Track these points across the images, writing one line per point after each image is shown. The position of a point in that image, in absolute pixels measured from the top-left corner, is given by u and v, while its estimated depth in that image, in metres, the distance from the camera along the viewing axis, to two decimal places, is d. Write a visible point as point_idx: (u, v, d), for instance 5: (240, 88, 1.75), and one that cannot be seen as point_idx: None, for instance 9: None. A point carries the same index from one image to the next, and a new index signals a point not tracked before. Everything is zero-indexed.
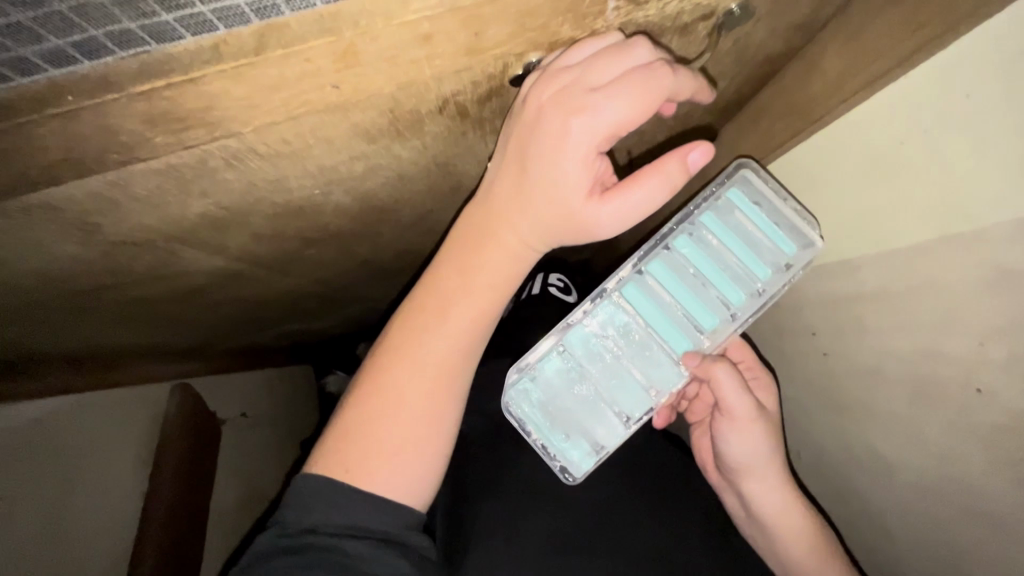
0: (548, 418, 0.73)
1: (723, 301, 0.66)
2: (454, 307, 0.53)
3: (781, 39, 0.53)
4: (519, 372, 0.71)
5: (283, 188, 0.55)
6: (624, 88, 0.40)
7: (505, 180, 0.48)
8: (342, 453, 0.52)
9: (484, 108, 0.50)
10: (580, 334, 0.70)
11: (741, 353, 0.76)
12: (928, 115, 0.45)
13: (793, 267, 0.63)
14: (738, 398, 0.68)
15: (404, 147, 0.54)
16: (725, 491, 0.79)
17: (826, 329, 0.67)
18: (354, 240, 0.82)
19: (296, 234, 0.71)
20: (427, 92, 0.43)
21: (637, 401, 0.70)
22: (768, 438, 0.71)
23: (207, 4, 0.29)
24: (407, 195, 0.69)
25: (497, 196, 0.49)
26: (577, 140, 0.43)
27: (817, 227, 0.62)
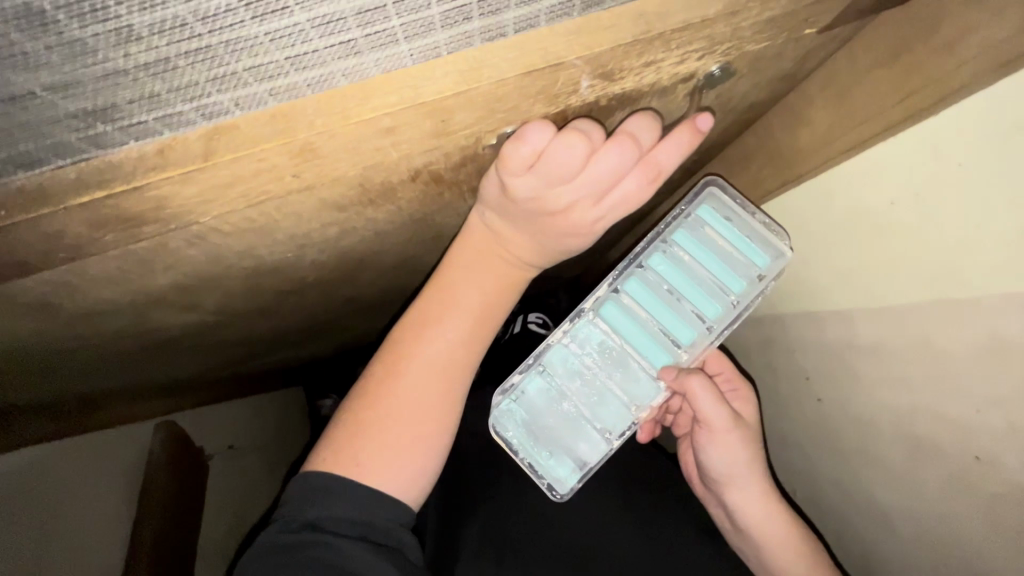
0: (531, 436, 0.70)
1: (698, 314, 0.63)
2: (460, 313, 0.54)
3: (765, 90, 0.52)
4: (502, 395, 0.69)
5: (254, 254, 0.53)
6: (622, 186, 0.46)
7: (510, 232, 0.52)
8: (351, 448, 0.51)
9: (459, 173, 0.48)
10: (558, 353, 0.68)
11: (718, 364, 0.73)
12: (922, 175, 0.43)
13: (765, 278, 0.60)
14: (716, 409, 0.64)
15: (378, 210, 0.52)
16: (711, 503, 0.74)
17: (818, 373, 0.66)
18: (335, 286, 0.80)
19: (274, 287, 0.68)
20: (397, 168, 0.41)
21: (618, 414, 0.69)
22: (748, 447, 0.67)
23: (150, 113, 0.27)
24: (387, 246, 0.66)
25: (502, 232, 0.52)
26: (590, 222, 0.49)
27: (786, 238, 0.60)
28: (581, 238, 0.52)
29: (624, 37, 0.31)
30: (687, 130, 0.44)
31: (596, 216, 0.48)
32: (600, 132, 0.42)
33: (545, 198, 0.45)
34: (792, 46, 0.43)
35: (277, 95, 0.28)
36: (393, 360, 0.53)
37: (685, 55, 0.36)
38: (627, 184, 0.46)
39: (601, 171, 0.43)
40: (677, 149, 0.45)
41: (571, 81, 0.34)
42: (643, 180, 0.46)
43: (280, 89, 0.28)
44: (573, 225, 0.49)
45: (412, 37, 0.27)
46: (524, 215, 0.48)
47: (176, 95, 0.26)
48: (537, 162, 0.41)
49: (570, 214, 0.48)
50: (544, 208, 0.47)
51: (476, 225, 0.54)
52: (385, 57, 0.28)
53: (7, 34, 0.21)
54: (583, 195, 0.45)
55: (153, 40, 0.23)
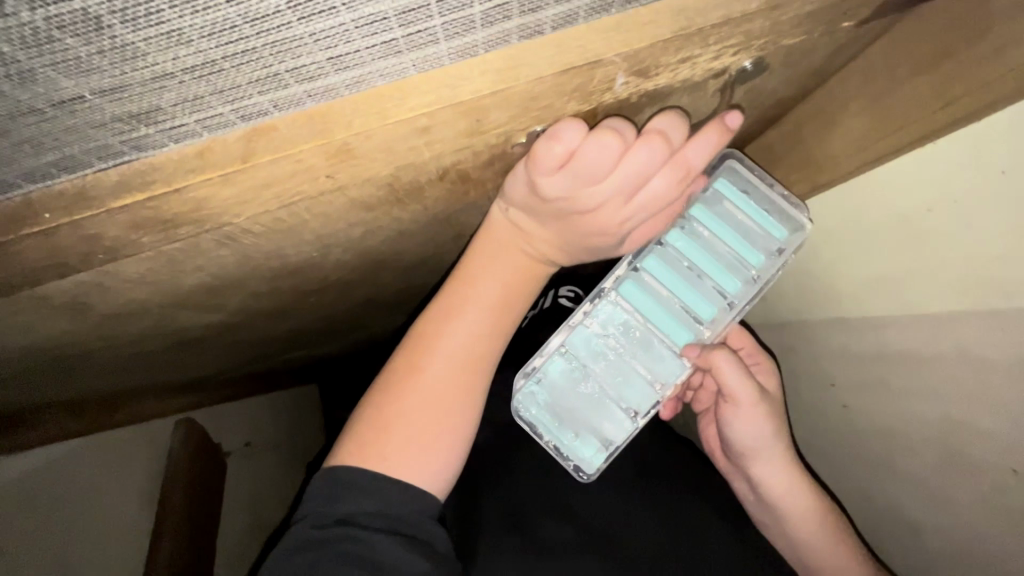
0: (555, 418, 0.71)
1: (719, 291, 0.63)
2: (482, 305, 0.54)
3: (795, 84, 0.51)
4: (526, 377, 0.69)
5: (281, 253, 0.53)
6: (654, 181, 0.45)
7: (534, 229, 0.52)
8: (378, 438, 0.51)
9: (486, 171, 0.48)
10: (580, 333, 0.67)
11: (741, 339, 0.72)
12: (964, 181, 0.43)
13: (785, 251, 0.60)
14: (740, 384, 0.63)
15: (405, 210, 0.51)
16: (736, 477, 0.73)
17: (845, 374, 0.65)
18: (354, 285, 0.80)
19: (297, 287, 0.68)
20: (428, 167, 0.41)
21: (642, 394, 0.68)
22: (772, 420, 0.66)
23: (192, 115, 0.27)
24: (408, 245, 0.66)
25: (522, 227, 0.52)
26: (622, 220, 0.48)
27: (806, 209, 0.59)
28: (606, 239, 0.51)
29: (662, 33, 0.31)
30: (714, 130, 0.44)
31: (622, 218, 0.48)
32: (630, 130, 0.41)
33: (573, 198, 0.45)
34: (828, 39, 0.42)
35: (316, 96, 0.28)
36: (415, 349, 0.53)
37: (721, 50, 0.36)
38: (654, 185, 0.46)
39: (634, 165, 0.42)
40: (703, 150, 0.44)
41: (607, 78, 0.34)
42: (669, 181, 0.46)
43: (319, 91, 0.28)
44: (598, 225, 0.49)
45: (451, 37, 0.27)
46: (552, 214, 0.48)
47: (219, 98, 0.26)
48: (569, 161, 0.41)
49: (596, 215, 0.48)
50: (572, 207, 0.46)
51: (497, 214, 0.54)
52: (424, 58, 0.28)
53: (61, 39, 0.21)
54: (611, 195, 0.45)
55: (202, 46, 0.23)
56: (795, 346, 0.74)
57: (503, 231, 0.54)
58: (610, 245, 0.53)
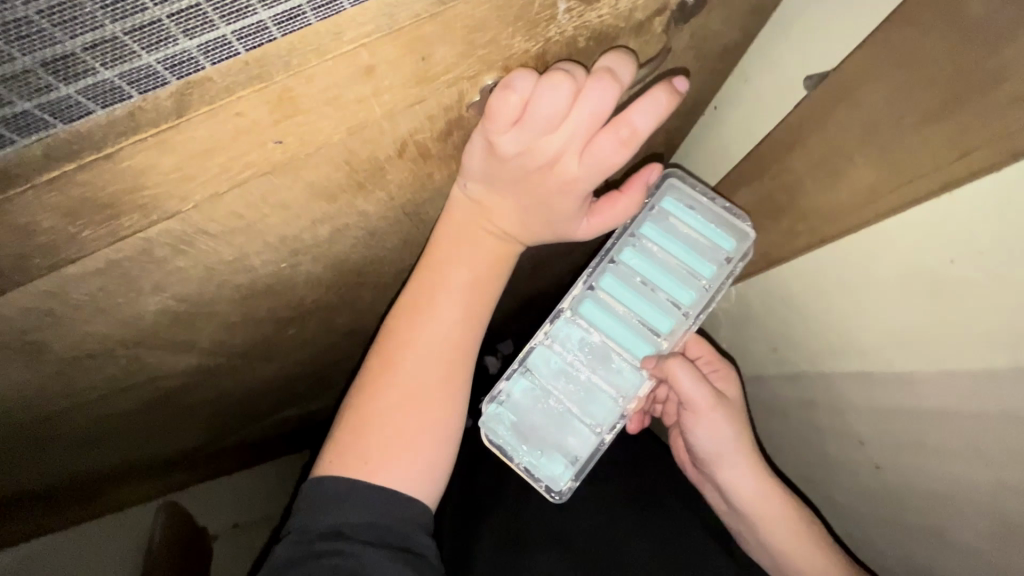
0: (522, 437, 0.70)
1: (673, 302, 0.66)
2: (455, 296, 0.51)
3: (737, 26, 0.52)
4: (490, 400, 0.70)
5: (248, 264, 0.50)
6: (612, 140, 0.44)
7: (496, 205, 0.49)
8: (357, 444, 0.48)
9: (446, 148, 0.47)
10: (541, 352, 0.69)
11: (699, 348, 0.75)
12: (992, 232, 0.39)
13: (732, 260, 0.65)
14: (696, 390, 0.64)
15: (370, 201, 0.50)
16: (705, 485, 0.72)
17: (814, 337, 0.63)
18: (331, 312, 0.77)
19: (270, 315, 0.66)
20: (383, 136, 0.40)
21: (606, 407, 0.69)
22: (734, 423, 0.66)
23: (112, 67, 0.25)
24: (380, 253, 0.64)
25: (485, 208, 0.50)
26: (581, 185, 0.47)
27: (745, 218, 0.65)
28: (565, 209, 0.49)
29: None
30: (665, 89, 0.44)
31: (576, 184, 0.46)
32: (581, 72, 0.41)
33: (529, 157, 0.44)
34: None
35: (246, 41, 0.27)
36: (385, 345, 0.51)
37: None
38: (605, 144, 0.44)
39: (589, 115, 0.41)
40: (657, 110, 0.44)
41: (548, 1, 0.34)
42: (619, 142, 0.44)
43: (248, 34, 0.27)
44: (555, 190, 0.47)
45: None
46: (512, 180, 0.46)
47: (135, 39, 0.25)
48: (524, 112, 0.40)
49: (551, 177, 0.46)
50: (529, 167, 0.45)
51: (456, 199, 0.51)
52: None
53: None
54: (569, 151, 0.44)
55: None
56: (762, 320, 0.72)
57: (461, 212, 0.51)
58: (570, 221, 0.51)
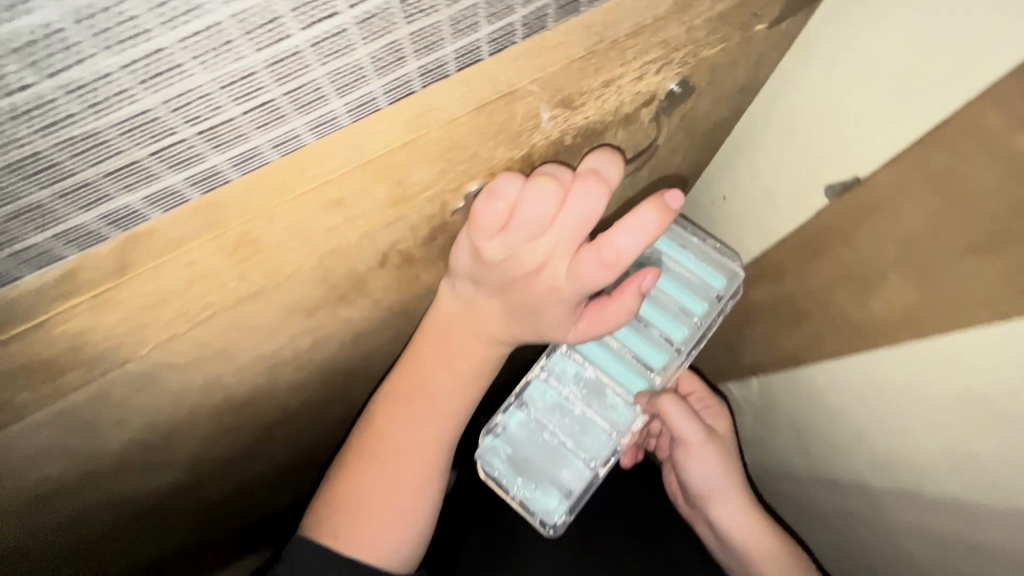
0: (516, 468, 0.68)
1: (666, 338, 0.65)
2: (441, 387, 0.49)
3: (727, 105, 0.51)
4: (487, 433, 0.68)
5: (221, 385, 0.46)
6: (594, 258, 0.39)
7: (482, 305, 0.46)
8: (335, 517, 0.48)
9: (431, 251, 0.44)
10: (537, 386, 0.69)
11: (690, 385, 0.73)
12: None
13: (723, 298, 0.64)
14: (686, 424, 0.65)
15: (353, 309, 0.47)
16: (697, 521, 0.71)
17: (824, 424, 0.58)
18: (321, 410, 0.72)
19: (252, 424, 0.61)
20: (361, 252, 0.37)
21: (601, 441, 0.68)
22: (726, 458, 0.66)
23: (43, 230, 0.22)
24: (369, 350, 0.60)
25: (472, 309, 0.47)
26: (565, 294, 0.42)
27: (736, 258, 0.65)
28: (551, 318, 0.45)
29: (576, 51, 0.29)
30: (655, 207, 0.39)
31: (560, 297, 0.42)
32: (568, 173, 0.38)
33: (511, 266, 0.40)
34: (744, 49, 0.42)
35: (198, 185, 0.24)
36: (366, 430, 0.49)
37: (644, 68, 0.35)
38: (588, 266, 0.39)
39: (570, 223, 0.38)
40: (644, 231, 0.39)
41: (531, 113, 0.31)
42: (603, 265, 0.39)
43: (200, 179, 0.24)
44: (539, 301, 0.43)
45: (345, 92, 0.24)
46: (496, 284, 0.43)
47: (66, 203, 0.22)
48: (509, 220, 0.37)
49: (534, 288, 0.42)
50: (512, 274, 0.41)
51: (444, 295, 0.48)
52: (319, 118, 0.24)
53: None
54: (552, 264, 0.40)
55: (14, 131, 0.19)
56: (767, 398, 0.67)
57: (449, 309, 0.48)
58: (557, 329, 0.46)
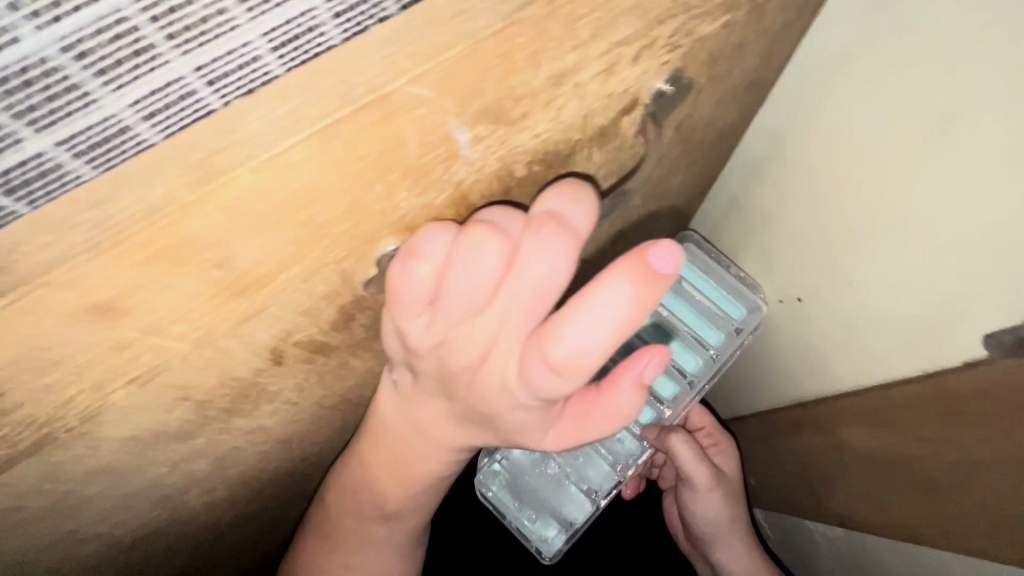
0: (515, 494, 0.63)
1: (679, 369, 0.57)
2: (413, 485, 0.45)
3: (733, 106, 0.40)
4: (487, 455, 0.61)
5: (85, 535, 0.34)
6: (539, 357, 0.25)
7: (428, 401, 0.35)
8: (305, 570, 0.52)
9: (352, 334, 0.33)
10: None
11: (701, 419, 0.67)
12: None
13: (742, 332, 0.56)
14: (695, 467, 0.61)
15: (264, 417, 0.35)
16: (696, 558, 0.68)
17: (901, 497, 0.46)
18: (273, 517, 0.59)
19: (176, 550, 0.49)
20: (229, 353, 0.25)
21: (603, 473, 0.61)
22: (733, 500, 0.63)
23: None
24: (313, 447, 0.48)
25: (417, 402, 0.36)
26: (521, 399, 0.28)
27: (759, 290, 0.56)
28: (516, 425, 0.31)
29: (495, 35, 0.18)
30: (631, 267, 0.23)
31: (516, 403, 0.29)
32: (514, 221, 0.26)
33: (444, 358, 0.28)
34: (752, 27, 0.31)
35: None
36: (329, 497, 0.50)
37: (614, 57, 0.23)
38: (534, 368, 0.25)
39: (509, 289, 0.25)
40: (613, 313, 0.23)
41: (436, 138, 0.20)
42: (555, 371, 0.25)
43: None
44: (492, 403, 0.29)
45: (48, 127, 0.15)
46: (436, 379, 0.31)
47: None
48: (432, 294, 0.26)
49: (479, 389, 0.29)
50: (449, 368, 0.29)
51: (386, 384, 0.38)
52: (20, 166, 0.15)
53: None
54: (494, 357, 0.27)
55: None
56: (826, 458, 0.54)
57: (395, 400, 0.38)
58: (530, 436, 0.33)
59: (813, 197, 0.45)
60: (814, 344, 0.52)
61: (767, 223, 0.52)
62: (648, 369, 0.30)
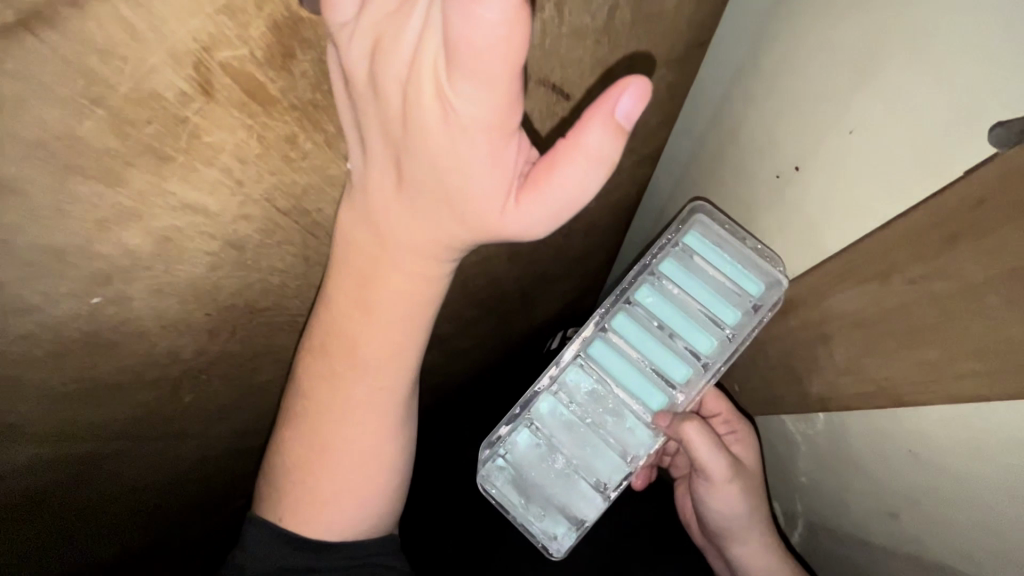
0: (522, 491, 0.60)
1: (691, 351, 0.55)
2: (383, 314, 0.41)
3: None
4: (490, 448, 0.60)
5: (12, 300, 0.32)
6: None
7: (378, 177, 0.33)
8: (290, 466, 0.49)
9: (295, 86, 0.30)
10: (546, 401, 0.59)
11: (716, 404, 0.63)
12: None
13: (761, 309, 0.52)
14: (714, 461, 0.54)
15: (204, 190, 0.32)
16: (712, 556, 0.65)
17: (888, 365, 0.39)
18: (242, 373, 0.58)
19: (133, 380, 0.48)
20: (138, 37, 0.23)
21: (613, 465, 0.58)
22: (753, 495, 0.57)
23: None
24: (275, 279, 0.46)
25: (372, 188, 0.34)
26: (457, 107, 0.24)
27: (780, 262, 0.50)
28: (462, 177, 0.27)
29: None
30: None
31: (452, 116, 0.25)
32: None
33: (374, 68, 0.25)
34: None
35: None
36: (308, 359, 0.47)
37: None
38: (454, 12, 0.21)
39: None
40: None
41: None
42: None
43: None
44: (433, 133, 0.26)
45: None
46: (378, 127, 0.28)
47: None
48: None
49: (414, 108, 0.25)
50: (384, 88, 0.26)
51: (347, 192, 0.38)
52: None
53: None
54: (424, 45, 0.24)
55: None
56: (810, 335, 0.47)
57: (355, 207, 0.38)
58: (485, 202, 0.28)
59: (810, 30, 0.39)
60: (796, 217, 0.46)
61: (761, 80, 0.46)
62: (622, 102, 0.25)
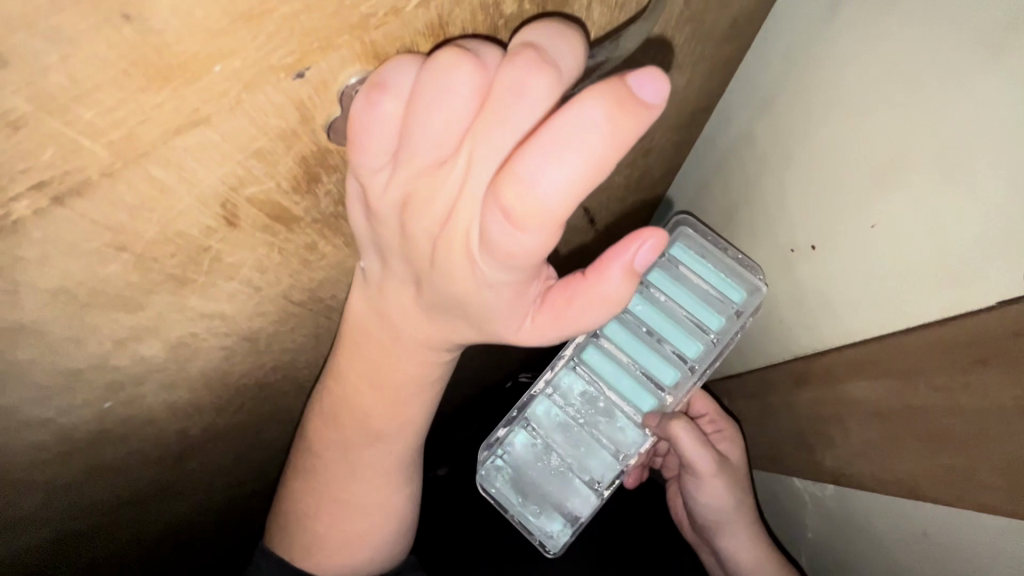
0: (518, 488, 0.57)
1: (678, 355, 0.54)
2: (394, 394, 0.41)
3: None
4: (487, 448, 0.57)
5: (24, 418, 0.31)
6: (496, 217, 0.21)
7: (398, 287, 0.33)
8: (293, 520, 0.48)
9: (318, 202, 0.29)
10: (541, 403, 0.56)
11: (704, 404, 0.64)
12: None
13: (743, 314, 0.53)
14: (698, 454, 0.55)
15: (223, 299, 0.32)
16: (702, 549, 0.65)
17: (909, 452, 0.41)
18: (247, 435, 0.56)
19: (139, 459, 0.46)
20: (167, 190, 0.22)
21: (607, 464, 0.55)
22: (737, 486, 0.58)
23: None
24: (285, 356, 0.45)
25: (390, 293, 0.34)
26: (485, 276, 0.25)
27: (759, 271, 0.54)
28: (487, 315, 0.28)
29: None
30: (607, 92, 0.20)
31: (481, 279, 0.25)
32: (494, 56, 0.23)
33: (408, 223, 0.25)
34: None
35: None
36: (312, 427, 0.46)
37: None
38: (492, 225, 0.21)
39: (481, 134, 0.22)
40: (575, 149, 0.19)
41: None
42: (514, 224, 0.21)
43: None
44: (461, 284, 0.26)
45: None
46: (405, 259, 0.29)
47: None
48: (400, 143, 0.23)
49: (443, 264, 0.26)
50: (414, 234, 0.26)
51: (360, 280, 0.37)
52: None
53: None
54: (456, 221, 0.24)
55: None
56: (824, 412, 0.49)
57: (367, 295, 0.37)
58: (505, 323, 0.29)
59: (838, 129, 0.42)
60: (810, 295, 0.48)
61: (782, 157, 0.48)
62: (640, 254, 0.26)
